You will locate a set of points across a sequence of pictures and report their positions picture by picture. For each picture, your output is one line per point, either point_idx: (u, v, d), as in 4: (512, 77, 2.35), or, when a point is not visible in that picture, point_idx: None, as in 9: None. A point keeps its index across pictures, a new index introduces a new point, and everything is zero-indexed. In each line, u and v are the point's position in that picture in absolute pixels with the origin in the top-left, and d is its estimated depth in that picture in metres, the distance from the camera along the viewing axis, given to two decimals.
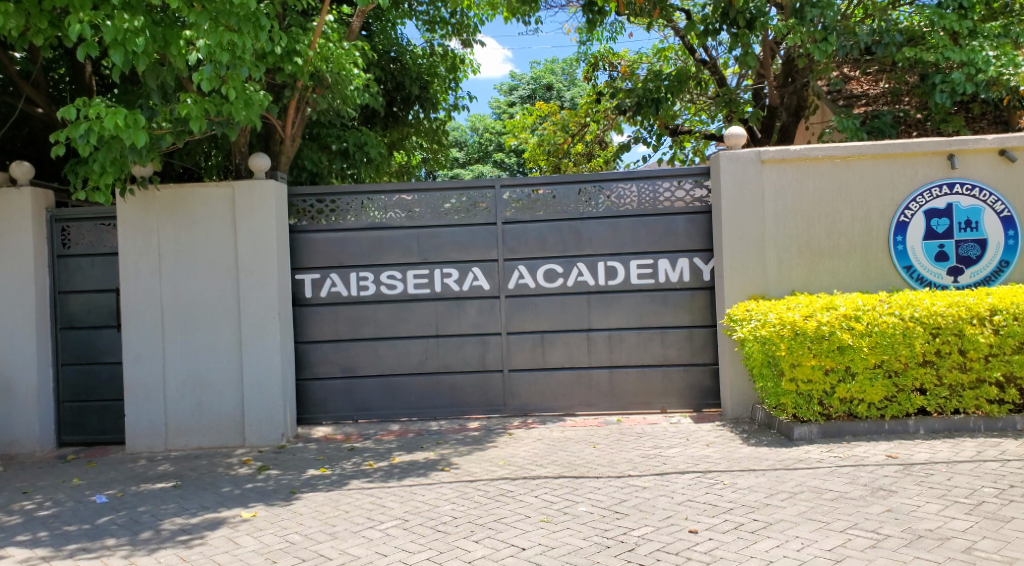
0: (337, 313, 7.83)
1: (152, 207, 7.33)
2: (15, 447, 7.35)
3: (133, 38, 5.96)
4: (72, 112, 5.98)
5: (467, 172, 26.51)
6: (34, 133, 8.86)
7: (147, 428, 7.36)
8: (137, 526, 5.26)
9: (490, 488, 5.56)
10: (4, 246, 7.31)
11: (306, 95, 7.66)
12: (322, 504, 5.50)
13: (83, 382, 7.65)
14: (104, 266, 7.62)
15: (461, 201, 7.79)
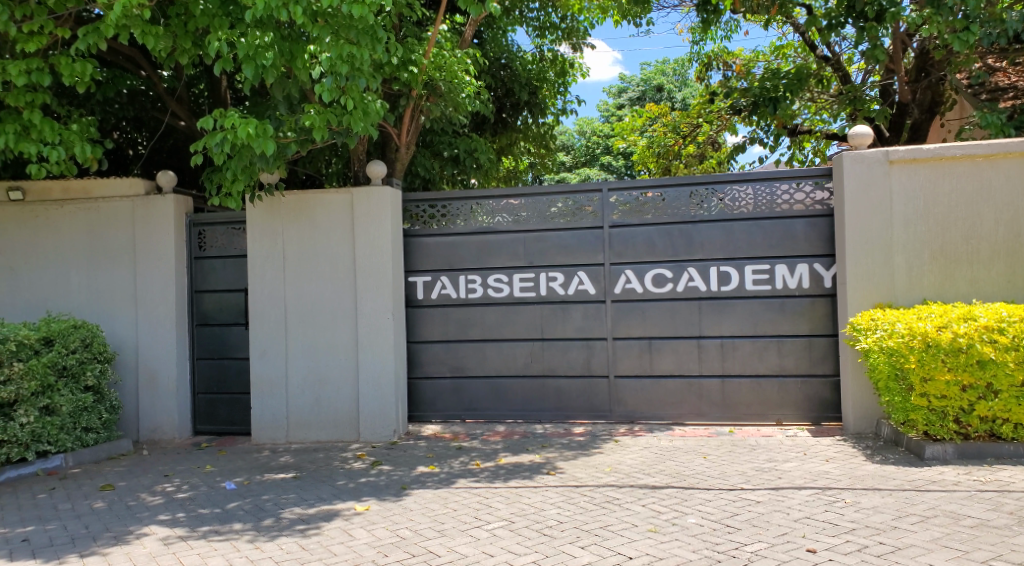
0: (446, 315, 8.01)
1: (278, 212, 7.75)
2: (157, 433, 7.96)
3: (262, 53, 6.33)
4: (209, 123, 6.44)
5: (574, 176, 26.44)
6: (176, 144, 9.55)
7: (270, 420, 7.78)
8: (261, 513, 5.57)
9: (596, 495, 5.53)
10: (150, 248, 7.92)
11: (419, 103, 7.88)
12: (431, 501, 5.63)
13: (216, 375, 8.17)
14: (235, 268, 8.11)
15: (567, 204, 7.79)
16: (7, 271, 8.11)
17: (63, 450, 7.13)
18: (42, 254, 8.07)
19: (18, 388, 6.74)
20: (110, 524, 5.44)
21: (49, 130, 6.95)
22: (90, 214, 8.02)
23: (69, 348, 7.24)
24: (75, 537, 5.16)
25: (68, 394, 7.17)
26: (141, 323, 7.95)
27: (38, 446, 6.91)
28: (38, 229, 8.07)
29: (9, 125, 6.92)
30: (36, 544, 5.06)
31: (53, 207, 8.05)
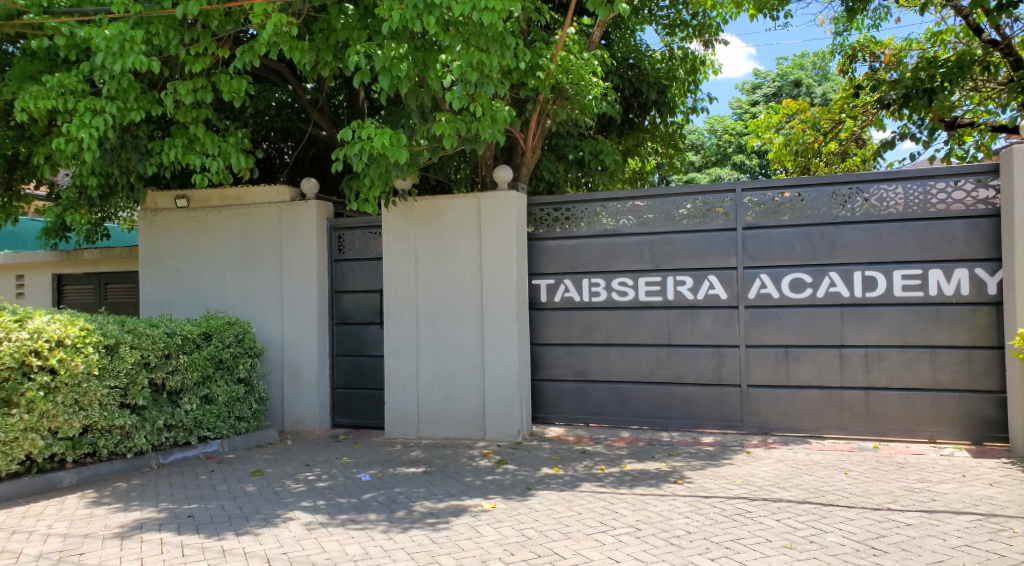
0: (569, 318, 8.01)
1: (410, 216, 8.03)
2: (300, 424, 8.47)
3: (397, 64, 6.59)
4: (348, 134, 6.78)
5: (704, 176, 25.69)
6: (318, 153, 10.13)
7: (402, 416, 8.09)
8: (394, 505, 5.80)
9: (727, 506, 5.35)
10: (295, 252, 8.43)
11: (546, 107, 7.92)
12: (556, 503, 5.66)
13: (353, 371, 8.57)
14: (372, 270, 8.47)
15: (696, 205, 7.58)
16: (173, 272, 8.88)
17: (219, 436, 7.75)
18: (202, 256, 8.78)
19: (183, 377, 7.40)
20: (261, 506, 5.84)
21: (210, 143, 7.60)
22: (243, 219, 8.64)
23: (225, 343, 7.85)
24: (232, 517, 5.59)
25: (223, 384, 7.80)
26: (286, 321, 8.48)
27: (199, 432, 7.55)
28: (199, 233, 8.79)
29: (178, 140, 7.62)
30: (199, 521, 5.52)
31: (212, 213, 8.74)
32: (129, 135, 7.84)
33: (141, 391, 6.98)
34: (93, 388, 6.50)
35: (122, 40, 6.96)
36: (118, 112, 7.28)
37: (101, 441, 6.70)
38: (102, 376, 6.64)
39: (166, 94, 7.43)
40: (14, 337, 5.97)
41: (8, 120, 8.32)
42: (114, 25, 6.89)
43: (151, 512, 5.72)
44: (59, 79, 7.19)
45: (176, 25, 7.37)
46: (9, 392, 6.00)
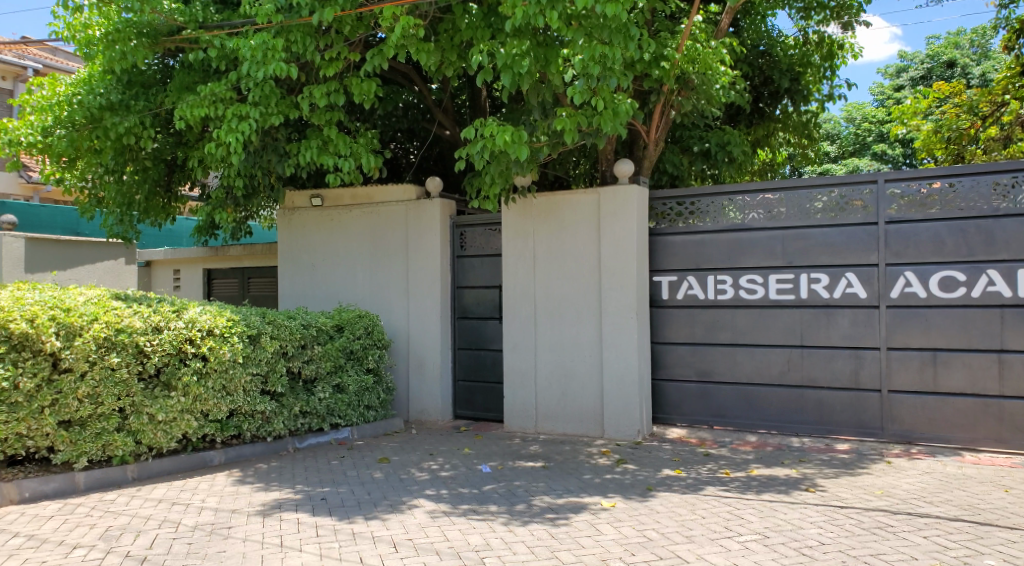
0: (693, 316, 7.80)
1: (530, 212, 8.07)
2: (423, 415, 8.73)
3: (519, 61, 6.63)
4: (471, 132, 6.90)
5: (841, 167, 24.26)
6: (442, 153, 10.34)
7: (521, 410, 8.16)
8: (514, 498, 5.85)
9: (865, 519, 5.03)
10: (420, 248, 8.68)
11: (670, 98, 7.72)
12: (679, 505, 5.52)
13: (473, 365, 8.72)
14: (492, 266, 8.57)
15: (833, 198, 7.19)
16: (308, 267, 9.38)
17: (350, 423, 8.10)
18: (334, 252, 9.21)
19: (318, 366, 7.80)
20: (388, 492, 6.07)
21: (343, 144, 7.97)
22: (373, 217, 8.99)
23: (356, 335, 8.21)
24: (361, 501, 5.84)
25: (354, 374, 8.16)
26: (411, 315, 8.75)
27: (332, 419, 7.93)
28: (332, 230, 9.23)
29: (313, 141, 8.03)
30: (331, 503, 5.80)
31: (344, 211, 9.14)
32: (270, 138, 8.33)
33: (280, 378, 7.43)
34: (238, 374, 6.99)
35: (265, 49, 7.44)
36: (260, 117, 7.74)
37: (245, 424, 7.19)
38: (247, 364, 7.12)
39: (304, 99, 7.85)
40: (172, 326, 6.57)
41: (168, 128, 9.04)
42: (259, 36, 7.37)
43: (289, 493, 6.07)
44: (211, 88, 7.76)
45: (313, 32, 7.75)
46: (168, 376, 6.58)
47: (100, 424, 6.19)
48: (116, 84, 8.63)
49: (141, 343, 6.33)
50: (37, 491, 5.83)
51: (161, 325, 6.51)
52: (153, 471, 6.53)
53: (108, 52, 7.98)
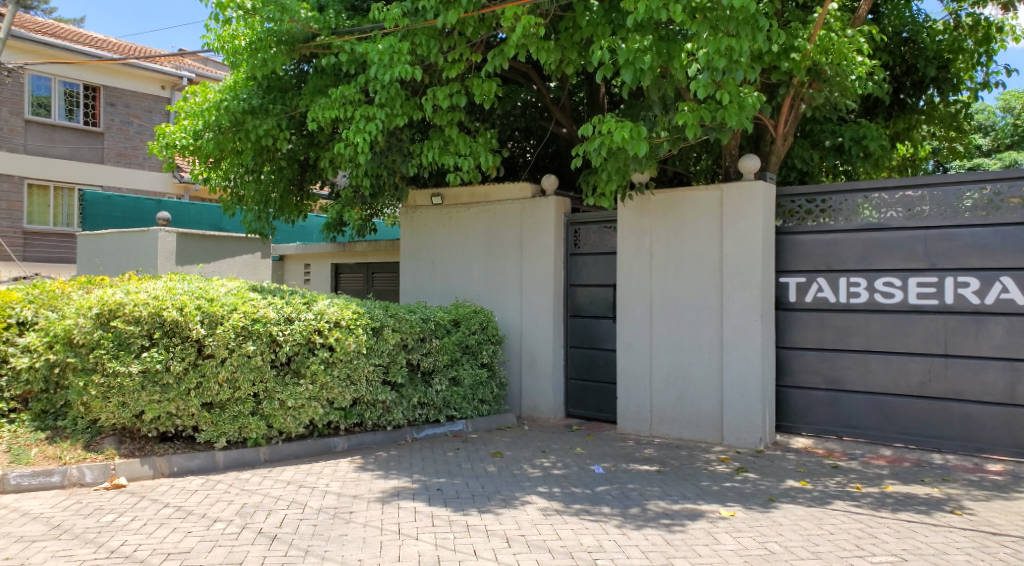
0: (822, 320, 7.40)
1: (648, 210, 7.92)
2: (536, 412, 8.75)
3: (641, 56, 6.51)
4: (589, 129, 6.85)
5: (993, 162, 22.35)
6: (558, 151, 10.33)
7: (635, 411, 8.02)
8: (627, 500, 5.75)
9: (1020, 548, 4.59)
10: (536, 246, 8.70)
11: (800, 91, 7.39)
12: (804, 519, 5.24)
13: (586, 364, 8.63)
14: (605, 264, 8.46)
15: (984, 194, 6.64)
16: (427, 264, 9.62)
17: (464, 416, 8.24)
18: (452, 249, 9.39)
19: (435, 359, 7.98)
20: (501, 487, 6.11)
21: (463, 144, 8.14)
22: (490, 215, 9.09)
23: (472, 329, 8.33)
24: (475, 494, 5.92)
25: (469, 368, 8.28)
26: (526, 312, 8.78)
27: (447, 411, 8.10)
28: (451, 227, 9.42)
29: (435, 141, 8.25)
30: (446, 494, 5.92)
31: (462, 209, 9.31)
32: (395, 139, 8.60)
33: (400, 369, 7.65)
34: (362, 364, 7.24)
35: (392, 52, 7.69)
36: (386, 118, 7.99)
37: (367, 413, 7.45)
38: (369, 355, 7.36)
39: (427, 100, 8.05)
40: (303, 317, 6.93)
41: (302, 130, 9.52)
42: (386, 40, 7.63)
43: (406, 482, 6.24)
44: (342, 91, 8.11)
45: (437, 35, 7.93)
46: (298, 363, 6.91)
47: (237, 407, 6.67)
48: (258, 90, 9.18)
49: (274, 333, 6.72)
50: (184, 466, 6.42)
51: (293, 316, 6.89)
52: (283, 454, 6.91)
53: (253, 59, 8.63)
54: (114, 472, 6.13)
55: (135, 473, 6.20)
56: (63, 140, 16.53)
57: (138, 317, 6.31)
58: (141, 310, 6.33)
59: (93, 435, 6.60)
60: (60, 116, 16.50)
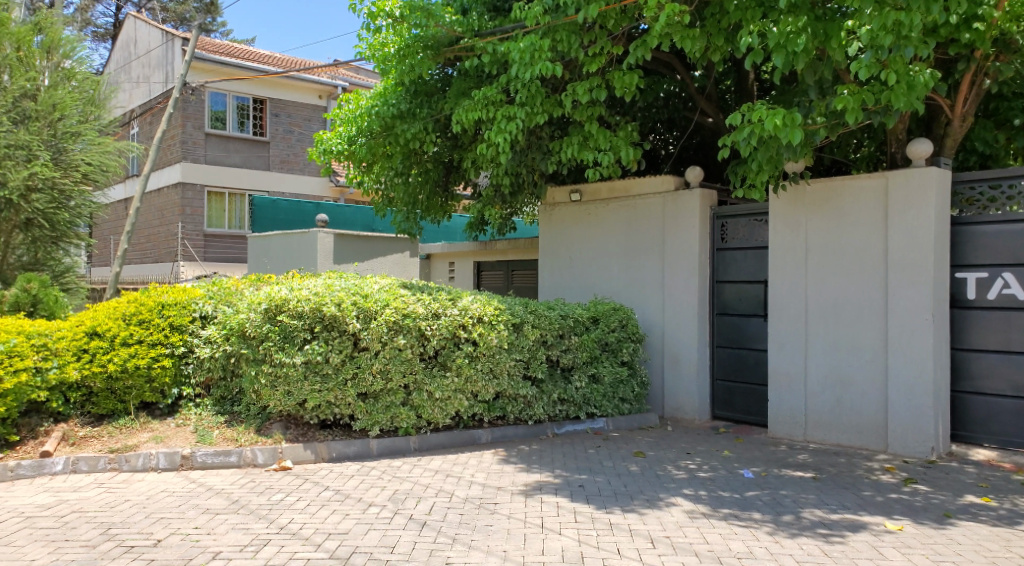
0: (1008, 320, 6.69)
1: (802, 202, 7.50)
2: (680, 412, 8.52)
3: (795, 39, 6.17)
4: (737, 118, 6.57)
5: None
6: (703, 142, 9.99)
7: (788, 415, 7.62)
8: (781, 507, 5.46)
9: None
10: (679, 241, 8.47)
11: (984, 66, 6.79)
12: (986, 539, 4.75)
13: (734, 364, 8.30)
14: (756, 259, 8.10)
15: None
16: (566, 261, 9.60)
17: (605, 413, 8.16)
18: (592, 246, 9.32)
19: (575, 356, 7.96)
20: (644, 487, 5.99)
21: (603, 138, 8.06)
22: (631, 211, 8.94)
23: (612, 327, 8.24)
24: (618, 493, 5.84)
25: (609, 366, 8.19)
26: (669, 309, 8.56)
27: (588, 408, 8.05)
28: (590, 224, 9.35)
29: (574, 137, 8.20)
30: (588, 491, 5.88)
31: (602, 205, 9.21)
32: (535, 137, 8.65)
33: (540, 365, 7.70)
34: (503, 359, 7.34)
35: (533, 50, 7.74)
36: (527, 116, 8.05)
37: (509, 407, 7.57)
38: (510, 350, 7.45)
39: (567, 96, 8.04)
40: (449, 313, 7.14)
41: (447, 133, 9.80)
42: (527, 38, 7.69)
43: (549, 477, 6.26)
44: (484, 92, 8.26)
45: (579, 30, 7.90)
46: (444, 357, 7.14)
47: (388, 397, 6.98)
48: (405, 95, 9.50)
49: (422, 328, 6.97)
50: (341, 453, 6.78)
51: (439, 311, 7.12)
52: (431, 443, 7.14)
53: (400, 65, 8.95)
54: (282, 455, 6.60)
55: (300, 457, 6.64)
56: (235, 150, 18.01)
57: (301, 311, 6.81)
58: (304, 305, 6.82)
59: (263, 421, 7.13)
60: (233, 128, 18.00)
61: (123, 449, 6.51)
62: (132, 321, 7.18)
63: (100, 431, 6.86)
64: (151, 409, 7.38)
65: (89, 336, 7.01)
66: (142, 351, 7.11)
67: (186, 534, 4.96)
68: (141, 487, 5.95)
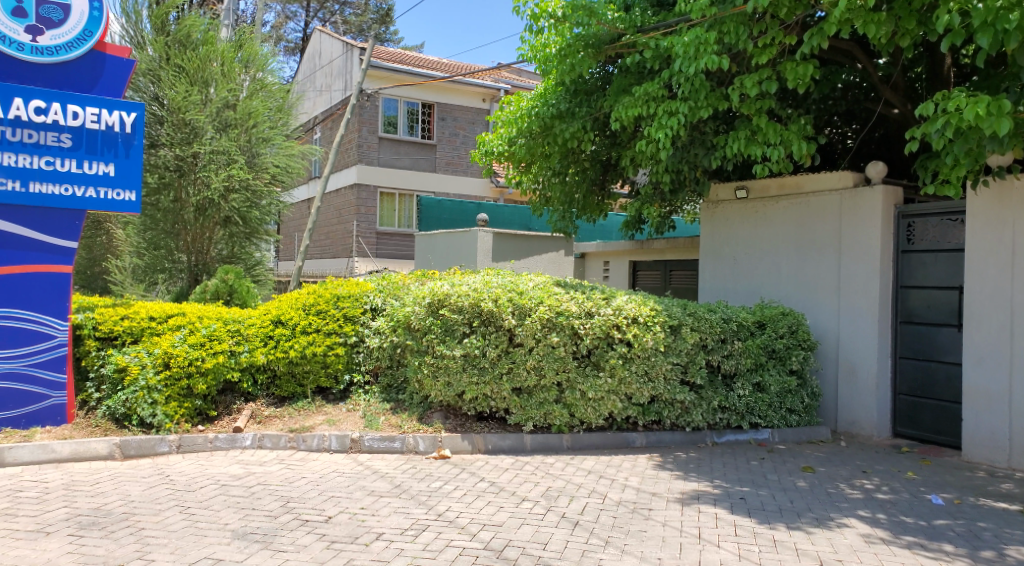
0: None
1: (1008, 199, 6.68)
2: (856, 427, 7.90)
3: (1004, 16, 5.49)
4: (930, 108, 5.97)
5: None
6: (887, 134, 9.21)
7: (988, 438, 6.83)
8: (977, 541, 4.89)
9: None
10: (857, 243, 7.84)
11: None
12: None
13: (921, 378, 7.56)
14: (948, 263, 7.33)
15: None
16: (730, 260, 9.14)
17: (770, 424, 7.72)
18: (758, 245, 8.82)
19: (738, 362, 7.58)
20: (813, 505, 5.60)
21: (773, 133, 7.61)
22: (802, 209, 8.38)
23: (779, 333, 7.75)
24: (782, 508, 5.49)
25: (775, 374, 7.72)
26: (845, 316, 7.96)
27: (751, 417, 7.65)
28: (756, 223, 8.85)
29: (741, 132, 7.82)
30: (750, 504, 5.58)
31: (770, 202, 8.69)
32: (698, 132, 8.37)
33: (699, 370, 7.40)
34: (660, 361, 7.13)
35: (698, 43, 7.47)
36: (690, 111, 7.78)
37: (665, 411, 7.33)
38: (667, 353, 7.23)
39: (734, 89, 7.68)
40: (602, 312, 7.04)
41: (605, 131, 9.69)
42: (692, 31, 7.44)
43: (707, 486, 6.01)
44: (645, 89, 8.04)
45: (748, 20, 7.51)
46: (597, 357, 7.05)
47: (542, 394, 7.01)
48: (565, 94, 9.50)
49: (575, 326, 6.93)
50: (497, 445, 6.89)
51: (593, 310, 7.04)
52: (584, 443, 7.08)
53: (562, 65, 8.91)
54: (441, 444, 6.81)
55: (458, 446, 6.82)
56: (405, 153, 18.93)
57: (461, 306, 7.02)
58: (464, 300, 7.02)
59: (425, 409, 7.42)
60: (403, 132, 18.93)
61: (301, 430, 6.99)
62: (310, 311, 7.71)
63: (281, 411, 7.42)
64: (325, 394, 7.87)
65: (274, 324, 7.54)
66: (319, 339, 7.65)
67: (354, 513, 5.23)
68: (316, 466, 6.36)
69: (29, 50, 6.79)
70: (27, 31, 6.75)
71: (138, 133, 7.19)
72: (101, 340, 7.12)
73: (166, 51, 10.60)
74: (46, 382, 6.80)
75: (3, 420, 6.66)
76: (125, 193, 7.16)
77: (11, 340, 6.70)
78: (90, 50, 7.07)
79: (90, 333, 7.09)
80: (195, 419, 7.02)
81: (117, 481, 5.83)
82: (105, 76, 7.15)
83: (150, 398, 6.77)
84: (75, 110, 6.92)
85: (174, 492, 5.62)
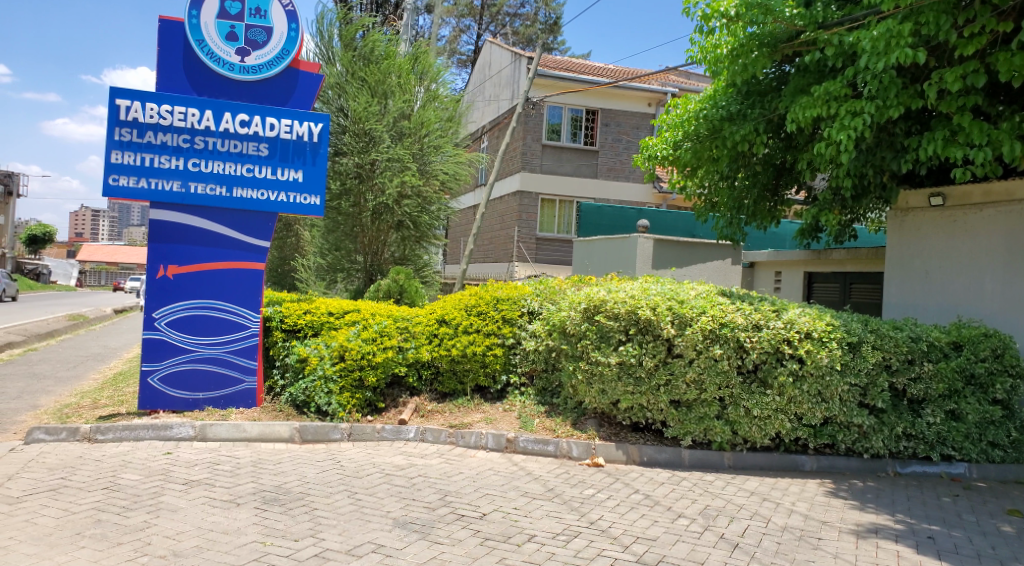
0: None
1: None
2: None
3: None
4: None
5: None
6: None
7: None
8: None
9: None
10: None
11: None
12: None
13: None
14: None
15: None
16: (922, 274, 8.27)
17: (966, 458, 6.93)
18: (956, 258, 7.94)
19: (928, 387, 6.86)
20: (1021, 554, 4.94)
21: (977, 132, 6.82)
22: (1013, 217, 7.46)
23: (979, 356, 6.91)
24: (981, 554, 4.89)
25: (974, 402, 6.90)
26: None
27: (942, 448, 6.90)
28: (956, 233, 7.97)
29: (939, 132, 7.08)
30: (941, 545, 5.01)
31: (973, 210, 7.82)
32: (886, 134, 7.71)
33: (880, 393, 6.78)
34: (835, 381, 6.59)
35: (889, 37, 6.84)
36: (877, 111, 7.14)
37: (840, 435, 6.79)
38: (844, 372, 6.67)
39: (931, 84, 6.95)
40: (771, 325, 6.65)
41: (779, 133, 9.15)
42: (882, 24, 6.83)
43: (887, 520, 5.48)
44: (826, 87, 7.48)
45: (952, 8, 6.78)
46: (765, 373, 6.66)
47: (703, 408, 6.73)
48: (736, 96, 9.17)
49: (741, 339, 6.59)
50: (653, 458, 6.70)
51: (761, 323, 6.67)
52: (747, 462, 6.75)
53: (733, 66, 8.58)
54: (595, 452, 6.72)
55: (612, 455, 6.70)
56: (567, 159, 19.03)
57: (617, 313, 6.85)
58: (620, 307, 6.86)
59: (578, 415, 7.37)
60: (566, 139, 19.04)
61: (460, 426, 7.17)
62: (472, 313, 7.90)
63: (443, 407, 7.65)
64: (484, 392, 8.02)
65: (439, 323, 7.81)
66: (479, 339, 7.79)
67: (508, 513, 5.26)
68: (473, 463, 6.48)
69: (238, 70, 7.50)
70: (237, 52, 7.48)
71: (324, 142, 7.64)
72: (287, 332, 7.67)
73: (352, 67, 11.35)
74: (241, 367, 7.43)
75: (206, 399, 7.35)
76: (311, 198, 7.62)
77: (214, 328, 7.38)
78: (287, 68, 7.65)
79: (278, 325, 7.64)
80: (365, 410, 7.39)
81: (296, 463, 6.25)
82: (296, 92, 7.68)
83: (327, 388, 7.20)
84: (272, 122, 7.48)
85: (344, 477, 5.93)
